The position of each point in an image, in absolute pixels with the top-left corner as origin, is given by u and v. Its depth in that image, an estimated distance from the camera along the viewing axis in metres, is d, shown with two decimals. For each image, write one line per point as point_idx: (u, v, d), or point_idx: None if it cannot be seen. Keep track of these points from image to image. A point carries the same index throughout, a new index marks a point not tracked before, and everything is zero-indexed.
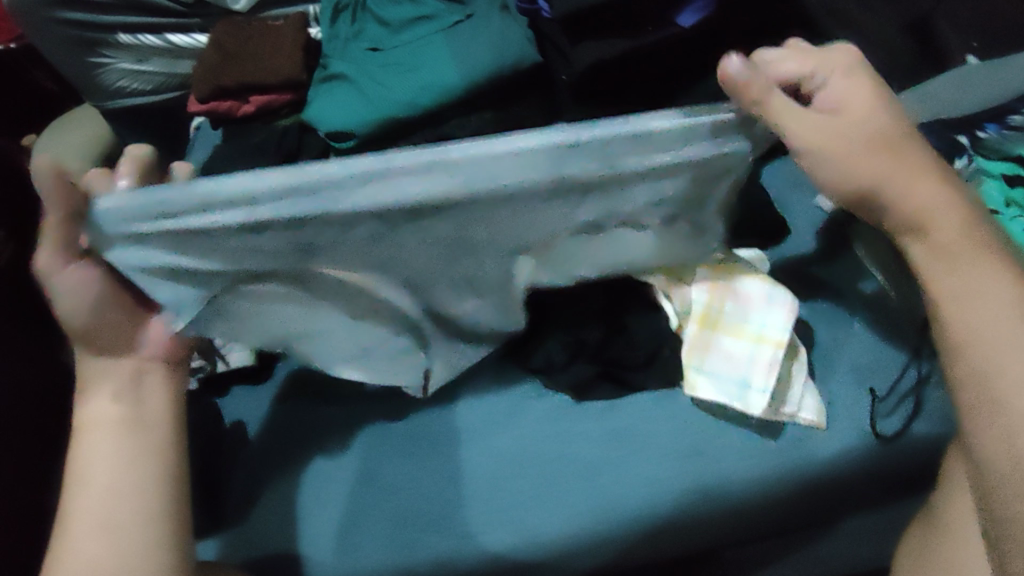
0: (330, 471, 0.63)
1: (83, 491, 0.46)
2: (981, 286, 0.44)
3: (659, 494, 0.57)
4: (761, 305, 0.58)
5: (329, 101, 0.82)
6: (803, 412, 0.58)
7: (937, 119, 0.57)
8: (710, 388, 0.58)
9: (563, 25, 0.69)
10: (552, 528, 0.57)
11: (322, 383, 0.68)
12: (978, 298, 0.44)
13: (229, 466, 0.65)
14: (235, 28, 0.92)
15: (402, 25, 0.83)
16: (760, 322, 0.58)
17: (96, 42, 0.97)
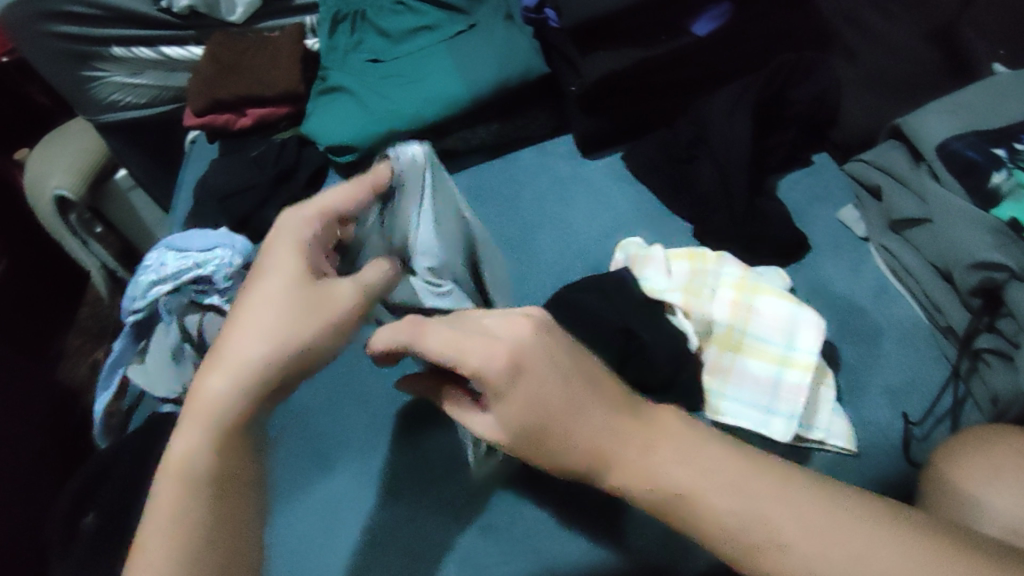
0: (336, 497, 0.57)
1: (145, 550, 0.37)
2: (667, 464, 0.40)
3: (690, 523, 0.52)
4: (787, 327, 0.55)
5: (329, 114, 0.79)
6: (832, 439, 0.52)
7: (967, 131, 0.54)
8: (737, 414, 0.54)
9: (572, 35, 0.67)
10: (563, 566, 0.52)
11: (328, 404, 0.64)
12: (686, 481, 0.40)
13: None
14: (231, 40, 0.89)
15: (403, 35, 0.81)
16: (787, 345, 0.55)
17: (89, 55, 0.94)
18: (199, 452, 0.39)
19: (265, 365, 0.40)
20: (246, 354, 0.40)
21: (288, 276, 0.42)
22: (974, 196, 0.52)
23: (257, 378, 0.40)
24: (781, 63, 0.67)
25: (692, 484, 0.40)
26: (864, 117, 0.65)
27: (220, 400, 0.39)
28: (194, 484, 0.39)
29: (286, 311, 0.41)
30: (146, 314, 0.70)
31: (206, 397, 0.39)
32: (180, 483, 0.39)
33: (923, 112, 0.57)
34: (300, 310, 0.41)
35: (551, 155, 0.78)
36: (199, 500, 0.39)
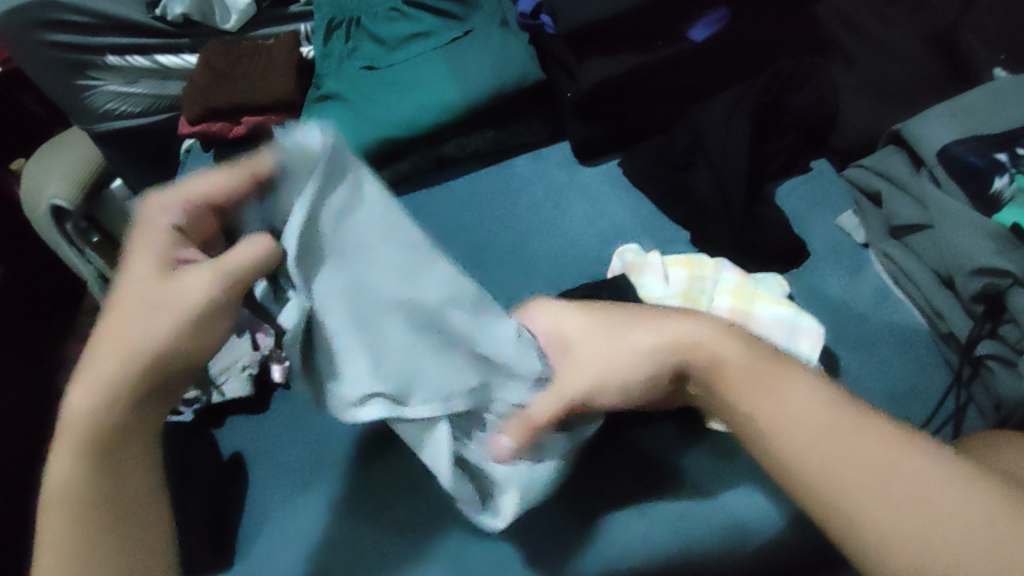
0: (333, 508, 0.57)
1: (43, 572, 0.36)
2: (787, 395, 0.41)
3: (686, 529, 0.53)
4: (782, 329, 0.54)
5: (324, 122, 0.78)
6: None
7: (968, 135, 0.53)
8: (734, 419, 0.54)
9: (568, 41, 0.66)
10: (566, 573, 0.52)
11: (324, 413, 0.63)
12: (785, 412, 0.40)
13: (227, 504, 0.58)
14: (225, 48, 0.89)
15: (398, 42, 0.80)
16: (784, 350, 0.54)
17: (83, 64, 0.93)
18: (71, 477, 0.37)
19: (129, 372, 0.38)
20: (104, 374, 0.38)
21: (139, 278, 0.39)
22: (976, 202, 0.51)
23: (113, 393, 0.38)
24: (779, 68, 0.66)
25: (782, 404, 0.41)
26: (864, 122, 0.65)
27: (93, 415, 0.37)
28: (86, 500, 0.37)
29: (149, 315, 0.38)
30: None
31: (75, 414, 0.37)
32: (69, 509, 0.37)
33: (923, 117, 0.56)
34: (166, 318, 0.38)
35: (548, 162, 0.77)
36: (72, 524, 0.36)
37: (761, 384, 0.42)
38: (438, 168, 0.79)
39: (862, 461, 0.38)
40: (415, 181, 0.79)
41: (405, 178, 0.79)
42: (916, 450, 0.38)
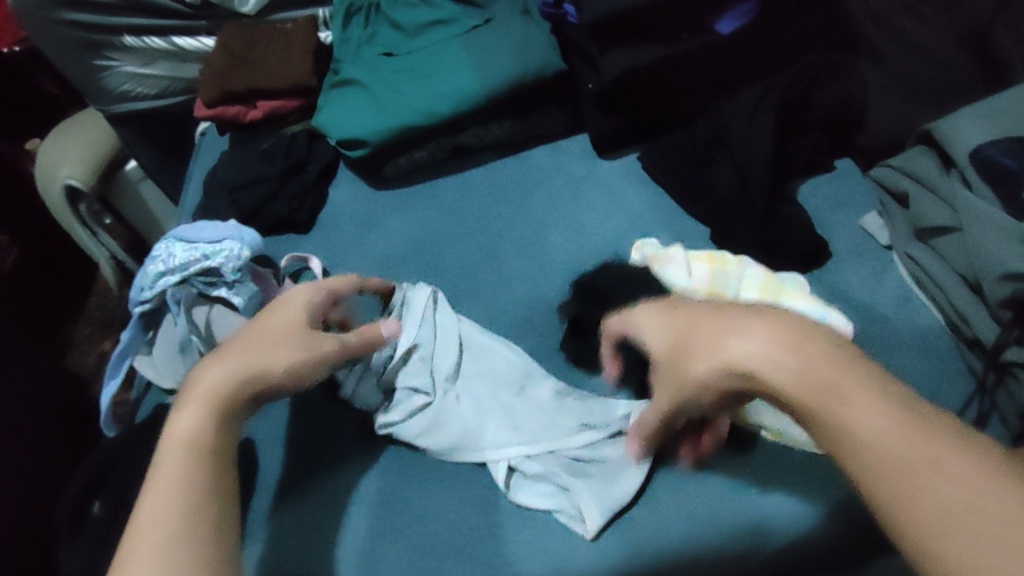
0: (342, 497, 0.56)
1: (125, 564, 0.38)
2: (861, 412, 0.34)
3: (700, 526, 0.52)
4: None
5: (341, 107, 0.77)
6: None
7: (1002, 136, 0.52)
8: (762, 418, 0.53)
9: (591, 31, 0.65)
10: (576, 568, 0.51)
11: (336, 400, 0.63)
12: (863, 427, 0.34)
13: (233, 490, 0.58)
14: (243, 31, 0.88)
15: (417, 28, 0.79)
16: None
17: (100, 44, 0.93)
18: (173, 475, 0.42)
19: (236, 380, 0.46)
20: (185, 419, 0.44)
21: (208, 381, 0.46)
22: (1007, 205, 0.50)
23: (211, 404, 0.45)
24: (806, 64, 0.65)
25: (845, 419, 0.34)
26: (891, 121, 0.63)
27: (188, 431, 0.44)
28: (178, 492, 0.41)
29: (265, 337, 0.50)
30: (154, 304, 0.69)
31: (177, 432, 0.44)
32: (166, 506, 0.40)
33: (955, 116, 0.55)
34: (279, 336, 0.50)
35: (566, 154, 0.76)
36: (165, 537, 0.38)
37: (815, 382, 0.35)
38: (454, 158, 0.78)
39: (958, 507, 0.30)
40: (430, 170, 0.79)
41: (420, 166, 0.78)
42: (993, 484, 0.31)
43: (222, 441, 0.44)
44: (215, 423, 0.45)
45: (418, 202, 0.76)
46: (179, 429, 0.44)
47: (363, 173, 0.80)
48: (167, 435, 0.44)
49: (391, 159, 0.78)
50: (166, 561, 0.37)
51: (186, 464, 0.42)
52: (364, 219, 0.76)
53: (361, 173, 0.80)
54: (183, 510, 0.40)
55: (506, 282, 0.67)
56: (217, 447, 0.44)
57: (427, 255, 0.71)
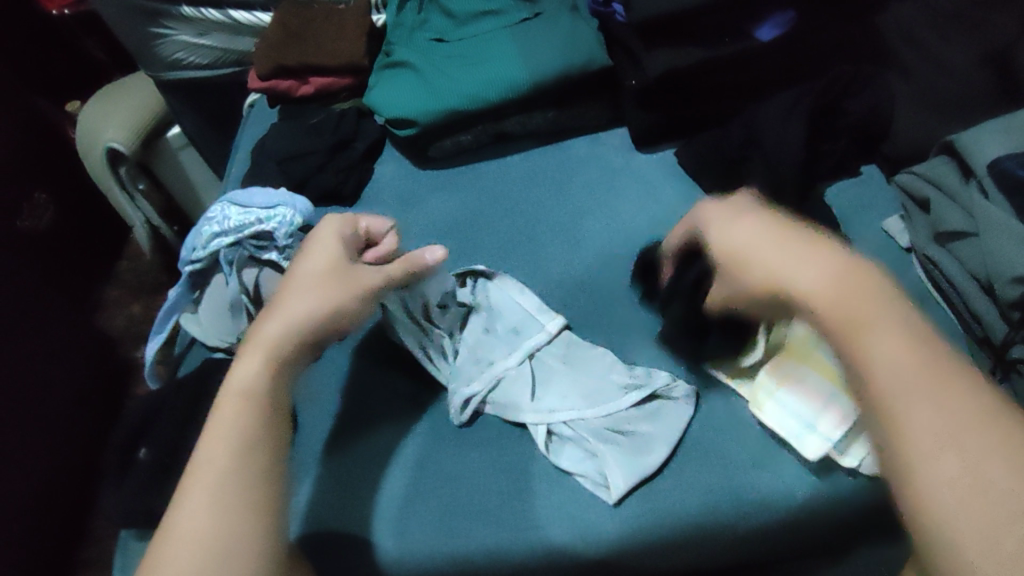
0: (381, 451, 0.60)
1: (186, 509, 0.43)
2: (931, 417, 0.37)
3: (716, 501, 0.55)
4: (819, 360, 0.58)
5: (392, 88, 0.81)
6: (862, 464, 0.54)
7: (1019, 150, 0.56)
8: (776, 415, 0.57)
9: (637, 30, 0.69)
10: (599, 526, 0.55)
11: (379, 361, 0.67)
12: (924, 416, 0.37)
13: None
14: (300, 9, 0.92)
15: (469, 17, 0.83)
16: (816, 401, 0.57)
17: (159, 13, 0.97)
18: (232, 426, 0.46)
19: (287, 334, 0.51)
20: (251, 365, 0.49)
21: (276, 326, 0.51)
22: (1022, 215, 0.53)
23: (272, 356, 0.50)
24: (839, 74, 0.69)
25: (904, 419, 0.38)
26: (917, 133, 0.67)
27: (251, 382, 0.48)
28: (231, 446, 0.46)
29: (312, 286, 0.54)
30: (205, 264, 0.73)
31: (237, 381, 0.48)
32: (224, 458, 0.45)
33: (978, 131, 0.59)
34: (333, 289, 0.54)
35: (604, 147, 0.80)
36: (218, 484, 0.44)
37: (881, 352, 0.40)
38: (496, 143, 0.82)
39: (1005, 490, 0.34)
40: (473, 153, 0.83)
41: (464, 149, 0.81)
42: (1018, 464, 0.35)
43: (273, 393, 0.49)
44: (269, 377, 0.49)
45: (461, 182, 0.80)
46: (239, 379, 0.49)
47: (409, 152, 0.84)
48: (229, 385, 0.48)
49: (436, 140, 0.82)
50: (219, 520, 0.43)
51: (243, 418, 0.47)
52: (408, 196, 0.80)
53: (406, 152, 0.84)
54: (235, 464, 0.45)
55: (541, 264, 0.71)
56: (272, 401, 0.48)
57: (466, 235, 0.75)
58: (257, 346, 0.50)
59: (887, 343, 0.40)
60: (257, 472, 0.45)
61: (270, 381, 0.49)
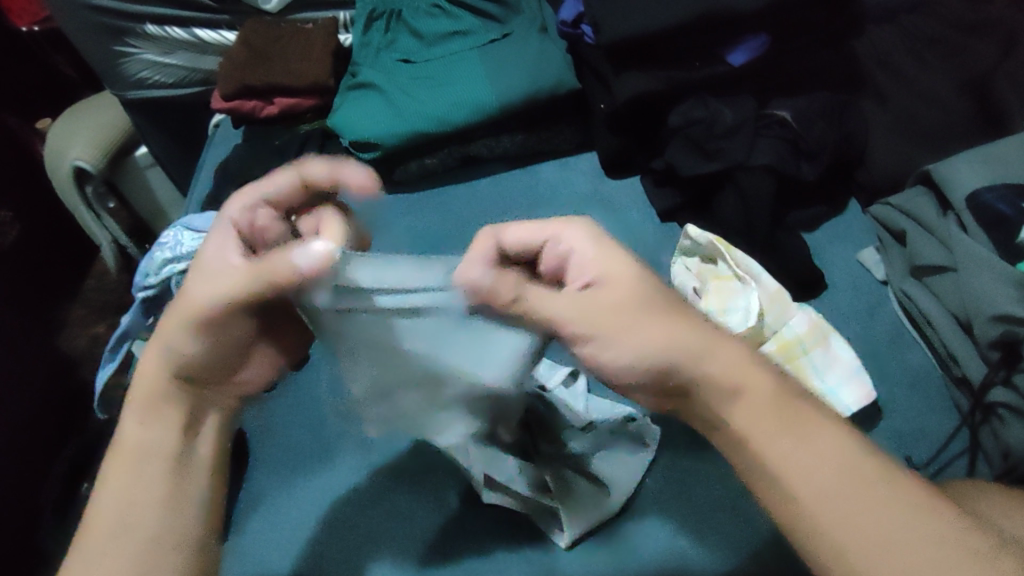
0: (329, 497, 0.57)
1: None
2: (812, 453, 0.38)
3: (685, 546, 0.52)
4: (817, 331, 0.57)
5: (356, 109, 0.79)
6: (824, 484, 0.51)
7: (999, 182, 0.54)
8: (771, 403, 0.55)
9: (606, 53, 0.68)
10: (565, 575, 0.51)
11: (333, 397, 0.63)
12: (805, 466, 0.37)
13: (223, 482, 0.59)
14: (265, 28, 0.89)
15: (437, 37, 0.81)
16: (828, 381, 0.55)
17: (122, 31, 0.94)
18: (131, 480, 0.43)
19: (163, 376, 0.45)
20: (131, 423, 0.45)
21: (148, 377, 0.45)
22: (1001, 249, 0.51)
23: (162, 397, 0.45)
24: (814, 99, 0.67)
25: (794, 456, 0.38)
26: (893, 160, 0.65)
27: (142, 438, 0.44)
28: (142, 488, 0.43)
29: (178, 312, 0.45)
30: (158, 291, 0.69)
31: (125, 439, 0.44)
32: (141, 514, 0.42)
33: (954, 160, 0.57)
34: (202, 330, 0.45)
35: (574, 171, 0.78)
36: (141, 530, 0.42)
37: (758, 434, 0.39)
38: (464, 166, 0.80)
39: (889, 536, 0.35)
40: (440, 178, 0.80)
41: (430, 172, 0.79)
42: (882, 502, 0.36)
43: (179, 413, 0.45)
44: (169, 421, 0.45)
45: (426, 209, 0.77)
46: (126, 431, 0.45)
47: None
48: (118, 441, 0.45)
49: (402, 163, 0.79)
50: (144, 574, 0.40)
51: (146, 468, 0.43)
52: None
53: None
54: (151, 513, 0.42)
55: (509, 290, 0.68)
56: (183, 444, 0.45)
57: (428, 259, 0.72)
58: (146, 404, 0.45)
59: (811, 456, 0.38)
60: (193, 514, 0.43)
61: (165, 421, 0.45)
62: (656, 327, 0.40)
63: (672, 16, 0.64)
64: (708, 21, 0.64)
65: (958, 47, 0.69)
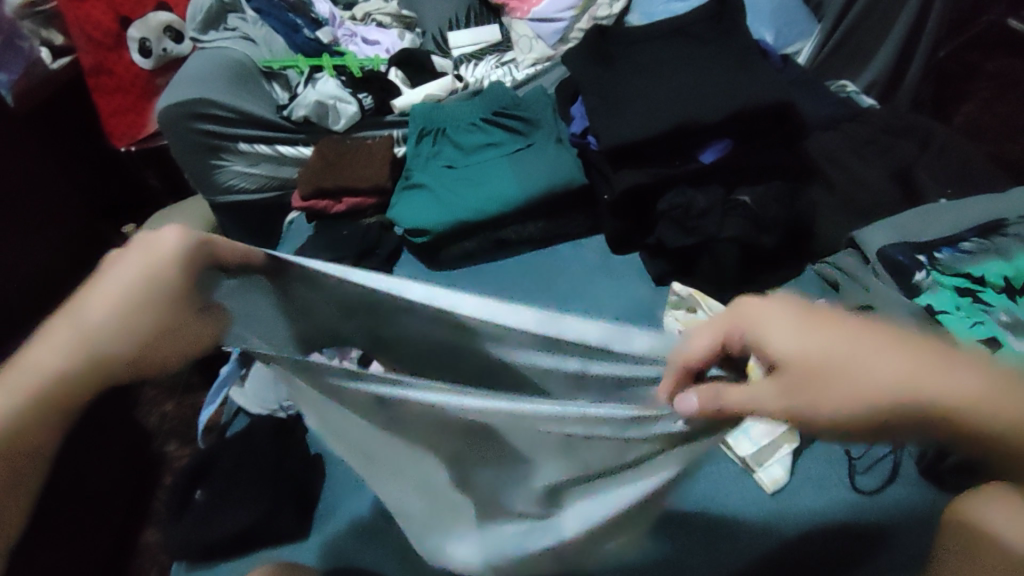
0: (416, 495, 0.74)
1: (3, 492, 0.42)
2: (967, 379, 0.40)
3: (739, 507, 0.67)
4: None
5: (409, 204, 0.99)
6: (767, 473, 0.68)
7: (898, 243, 0.72)
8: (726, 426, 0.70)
9: (608, 155, 0.88)
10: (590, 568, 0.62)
11: None
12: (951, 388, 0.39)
13: (314, 490, 0.74)
14: (336, 144, 1.12)
15: (475, 148, 1.02)
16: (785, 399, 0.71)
17: (220, 148, 1.18)
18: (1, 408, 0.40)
19: (73, 355, 0.42)
20: (64, 341, 0.42)
21: (106, 303, 0.43)
22: (901, 286, 0.69)
23: (48, 397, 0.41)
24: (771, 187, 0.86)
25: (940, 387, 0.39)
26: (835, 233, 0.84)
27: (62, 371, 0.41)
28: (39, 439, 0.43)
29: (114, 288, 0.43)
30: None
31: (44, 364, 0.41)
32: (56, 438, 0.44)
33: (871, 228, 0.74)
34: (142, 293, 0.44)
35: (584, 250, 0.97)
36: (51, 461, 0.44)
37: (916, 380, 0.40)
38: (496, 249, 0.98)
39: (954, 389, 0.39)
40: (476, 257, 0.98)
41: (469, 254, 0.98)
42: (945, 364, 0.40)
43: (66, 370, 0.41)
44: (76, 367, 0.42)
45: (465, 284, 0.95)
46: (47, 357, 0.41)
47: (423, 256, 1.00)
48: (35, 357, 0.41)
49: (446, 247, 0.98)
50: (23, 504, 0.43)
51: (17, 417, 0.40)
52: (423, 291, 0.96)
53: (420, 258, 1.00)
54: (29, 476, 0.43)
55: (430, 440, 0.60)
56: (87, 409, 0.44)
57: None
58: (74, 309, 0.42)
59: (949, 380, 0.40)
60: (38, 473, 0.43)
61: (59, 343, 0.41)
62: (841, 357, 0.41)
63: (653, 125, 0.85)
64: (680, 129, 0.84)
65: (888, 146, 0.88)
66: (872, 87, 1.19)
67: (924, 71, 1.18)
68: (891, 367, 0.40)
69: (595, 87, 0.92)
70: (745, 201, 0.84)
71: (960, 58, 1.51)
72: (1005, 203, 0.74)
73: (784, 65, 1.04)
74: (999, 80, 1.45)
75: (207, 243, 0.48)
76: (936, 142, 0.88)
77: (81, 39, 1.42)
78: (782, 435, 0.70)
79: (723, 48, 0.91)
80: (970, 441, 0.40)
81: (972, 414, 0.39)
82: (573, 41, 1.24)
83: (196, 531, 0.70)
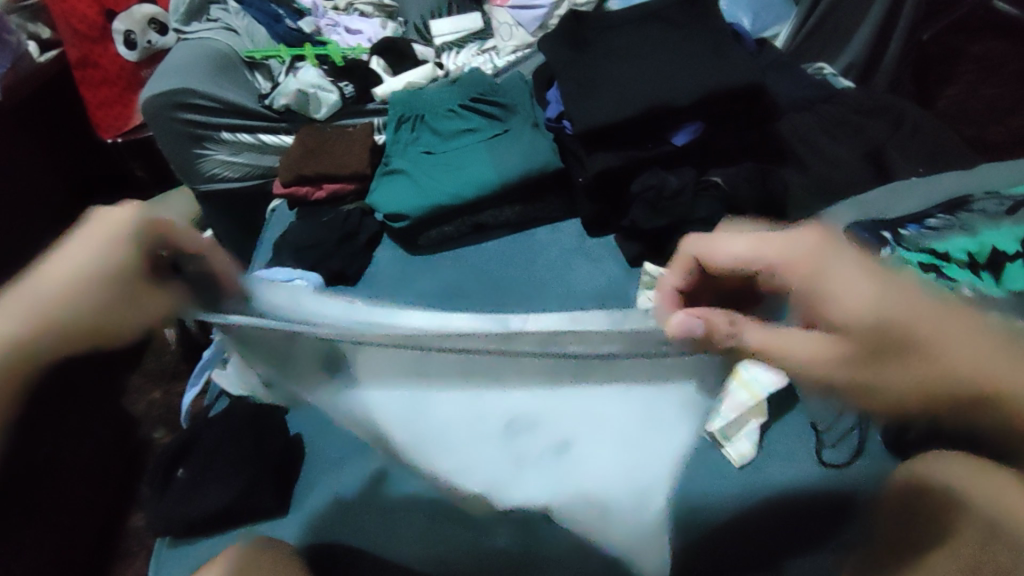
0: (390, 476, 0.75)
1: None
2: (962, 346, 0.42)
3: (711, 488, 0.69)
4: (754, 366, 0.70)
5: (388, 190, 1.00)
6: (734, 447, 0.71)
7: (864, 220, 0.73)
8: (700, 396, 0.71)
9: (582, 138, 0.88)
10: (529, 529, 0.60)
11: None
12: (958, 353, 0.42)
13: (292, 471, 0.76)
14: (318, 132, 1.13)
15: (453, 134, 1.03)
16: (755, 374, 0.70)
17: (202, 137, 1.18)
18: None
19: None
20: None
21: (37, 290, 0.38)
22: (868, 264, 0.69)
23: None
24: (743, 169, 0.87)
25: (949, 345, 0.42)
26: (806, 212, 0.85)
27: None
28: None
29: (53, 274, 0.38)
30: None
31: None
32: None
33: (839, 207, 0.76)
34: (76, 280, 0.39)
35: (563, 234, 0.98)
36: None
37: (928, 329, 0.42)
38: (474, 233, 0.99)
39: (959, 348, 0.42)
40: (454, 241, 0.99)
41: (448, 238, 0.99)
42: (963, 327, 0.43)
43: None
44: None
45: (444, 267, 0.97)
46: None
47: (403, 242, 1.01)
48: None
49: (425, 232, 0.99)
50: None
51: None
52: (403, 276, 0.97)
53: (400, 244, 1.01)
54: None
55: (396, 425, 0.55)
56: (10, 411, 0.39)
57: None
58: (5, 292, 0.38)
59: (956, 342, 0.42)
60: None
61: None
62: (861, 293, 0.43)
63: (626, 108, 0.86)
64: (652, 111, 0.85)
65: (858, 128, 0.89)
66: (850, 70, 1.19)
67: (901, 55, 1.19)
68: (927, 322, 0.42)
69: (570, 71, 0.93)
70: (717, 182, 0.85)
71: (943, 41, 1.52)
72: (972, 180, 0.75)
73: (759, 49, 1.05)
74: (983, 63, 1.46)
75: (160, 229, 0.43)
76: (906, 122, 0.89)
77: (65, 31, 1.42)
78: (749, 411, 0.71)
79: (696, 31, 0.92)
80: (1003, 405, 0.43)
81: (984, 391, 0.42)
82: (553, 29, 1.25)
83: (172, 515, 0.70)
